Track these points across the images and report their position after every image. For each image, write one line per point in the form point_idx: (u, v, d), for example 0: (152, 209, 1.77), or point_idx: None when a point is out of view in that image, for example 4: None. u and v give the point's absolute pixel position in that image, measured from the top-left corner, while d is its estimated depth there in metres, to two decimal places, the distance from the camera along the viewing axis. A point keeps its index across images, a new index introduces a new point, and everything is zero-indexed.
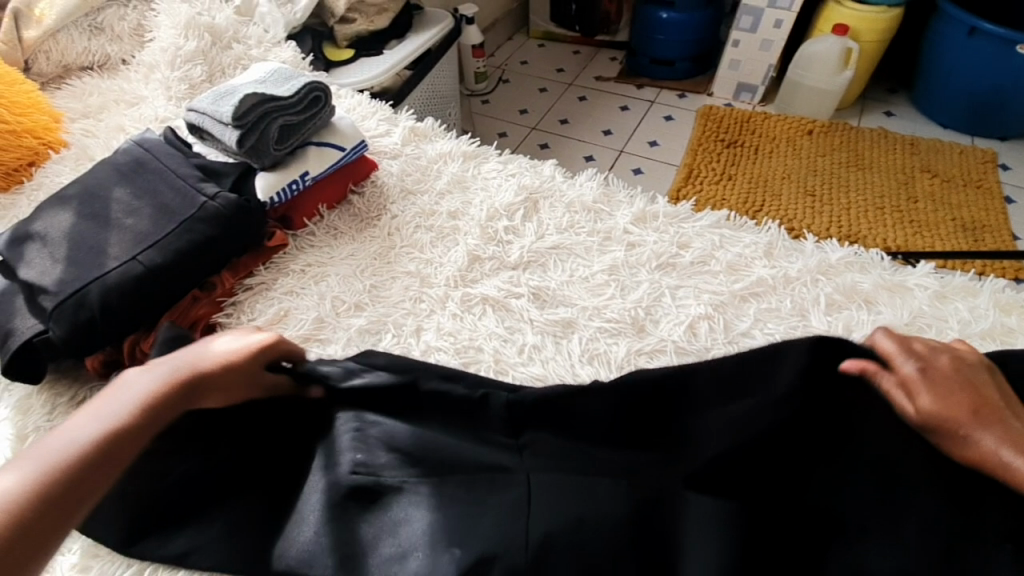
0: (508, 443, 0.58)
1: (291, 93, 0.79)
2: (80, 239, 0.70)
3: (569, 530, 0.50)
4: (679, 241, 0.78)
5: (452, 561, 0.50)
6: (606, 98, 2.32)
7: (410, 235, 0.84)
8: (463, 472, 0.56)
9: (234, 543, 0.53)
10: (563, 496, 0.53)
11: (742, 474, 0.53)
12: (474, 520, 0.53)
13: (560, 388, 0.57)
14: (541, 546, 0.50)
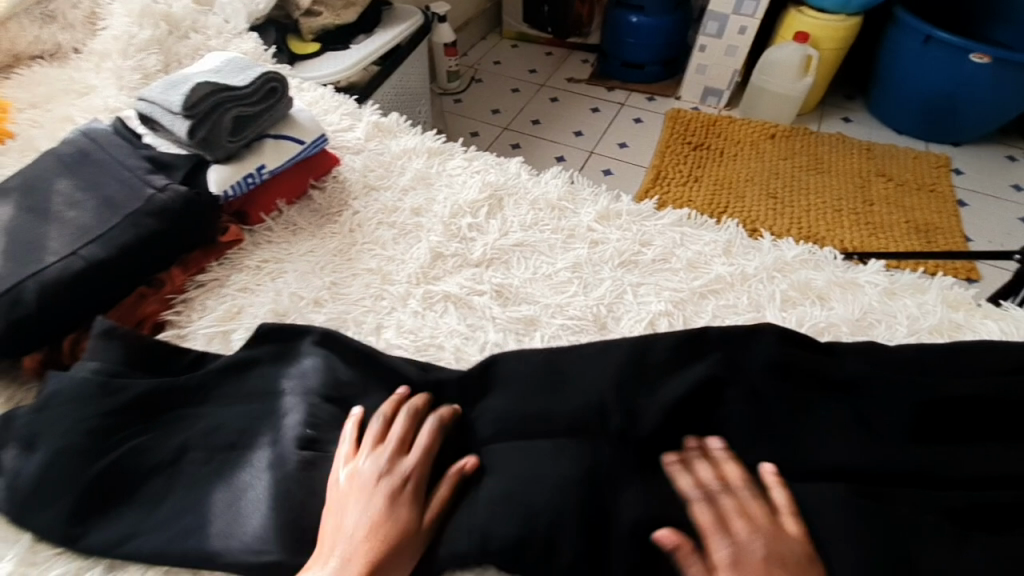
0: (455, 411, 0.60)
1: (246, 83, 0.76)
2: (17, 232, 0.66)
3: (510, 482, 0.52)
4: (642, 239, 0.78)
5: (399, 531, 0.50)
6: (577, 100, 2.34)
7: (371, 232, 0.82)
8: (405, 439, 0.57)
9: (175, 530, 0.52)
10: (503, 451, 0.55)
11: (671, 429, 0.57)
12: (419, 486, 0.53)
13: (507, 358, 0.63)
14: (484, 500, 0.51)
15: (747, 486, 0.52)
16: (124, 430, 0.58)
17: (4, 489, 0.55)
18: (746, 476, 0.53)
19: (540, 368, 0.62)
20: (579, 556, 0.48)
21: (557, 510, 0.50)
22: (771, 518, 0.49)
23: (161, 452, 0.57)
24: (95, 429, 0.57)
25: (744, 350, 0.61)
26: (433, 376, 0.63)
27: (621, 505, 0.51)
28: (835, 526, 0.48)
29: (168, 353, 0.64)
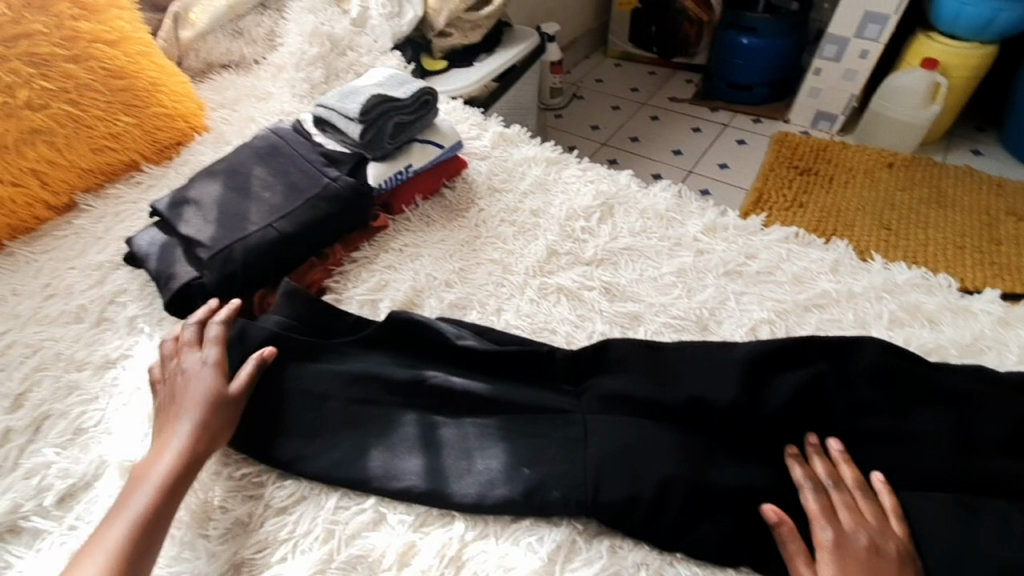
0: (567, 390, 0.69)
1: (406, 95, 0.90)
2: (226, 205, 0.82)
3: (620, 453, 0.60)
4: (747, 252, 0.83)
5: (524, 479, 0.60)
6: (679, 120, 2.36)
7: (494, 227, 0.92)
8: (525, 405, 0.67)
9: (339, 456, 0.64)
10: (613, 428, 0.63)
11: (763, 428, 0.64)
12: (539, 448, 0.63)
13: (615, 349, 0.70)
14: (598, 465, 0.60)
15: (859, 485, 0.59)
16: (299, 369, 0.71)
17: None
18: (860, 478, 0.60)
19: (646, 356, 0.69)
20: (677, 523, 0.57)
21: (662, 483, 0.57)
22: (874, 515, 0.57)
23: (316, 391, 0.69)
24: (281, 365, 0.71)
25: (843, 366, 0.66)
26: (548, 353, 0.71)
27: (718, 487, 0.58)
28: (934, 533, 0.55)
29: (331, 313, 0.76)
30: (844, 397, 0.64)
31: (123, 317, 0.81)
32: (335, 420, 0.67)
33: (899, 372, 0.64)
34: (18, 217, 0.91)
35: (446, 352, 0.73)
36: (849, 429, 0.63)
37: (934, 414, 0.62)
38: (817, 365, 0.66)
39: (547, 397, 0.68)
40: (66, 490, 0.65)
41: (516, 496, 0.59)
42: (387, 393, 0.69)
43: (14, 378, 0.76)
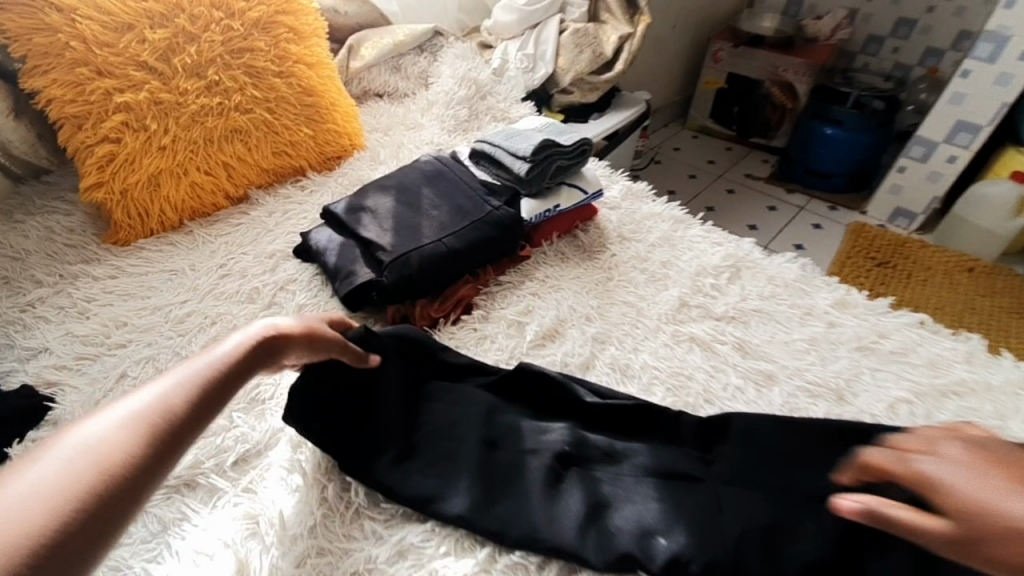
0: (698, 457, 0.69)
1: (570, 143, 1.00)
2: (401, 218, 0.91)
3: (761, 531, 0.60)
4: (878, 331, 0.88)
5: (667, 539, 0.59)
6: (755, 197, 2.44)
7: (627, 272, 0.99)
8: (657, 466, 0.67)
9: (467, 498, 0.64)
10: (749, 504, 0.63)
11: None
12: (678, 511, 0.62)
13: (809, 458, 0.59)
14: (738, 540, 0.59)
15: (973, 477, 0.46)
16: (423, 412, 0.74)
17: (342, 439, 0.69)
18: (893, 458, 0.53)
19: (774, 429, 0.70)
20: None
21: (803, 566, 0.57)
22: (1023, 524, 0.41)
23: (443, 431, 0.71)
24: (411, 405, 0.74)
25: None
26: (676, 418, 0.73)
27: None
28: None
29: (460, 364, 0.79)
30: None
31: (292, 304, 0.89)
32: (470, 464, 0.67)
33: None
34: (202, 202, 1.03)
35: (569, 412, 0.75)
36: None
37: None
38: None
39: (682, 461, 0.68)
40: (243, 454, 0.72)
41: (659, 560, 0.58)
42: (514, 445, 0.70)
43: (195, 344, 0.84)
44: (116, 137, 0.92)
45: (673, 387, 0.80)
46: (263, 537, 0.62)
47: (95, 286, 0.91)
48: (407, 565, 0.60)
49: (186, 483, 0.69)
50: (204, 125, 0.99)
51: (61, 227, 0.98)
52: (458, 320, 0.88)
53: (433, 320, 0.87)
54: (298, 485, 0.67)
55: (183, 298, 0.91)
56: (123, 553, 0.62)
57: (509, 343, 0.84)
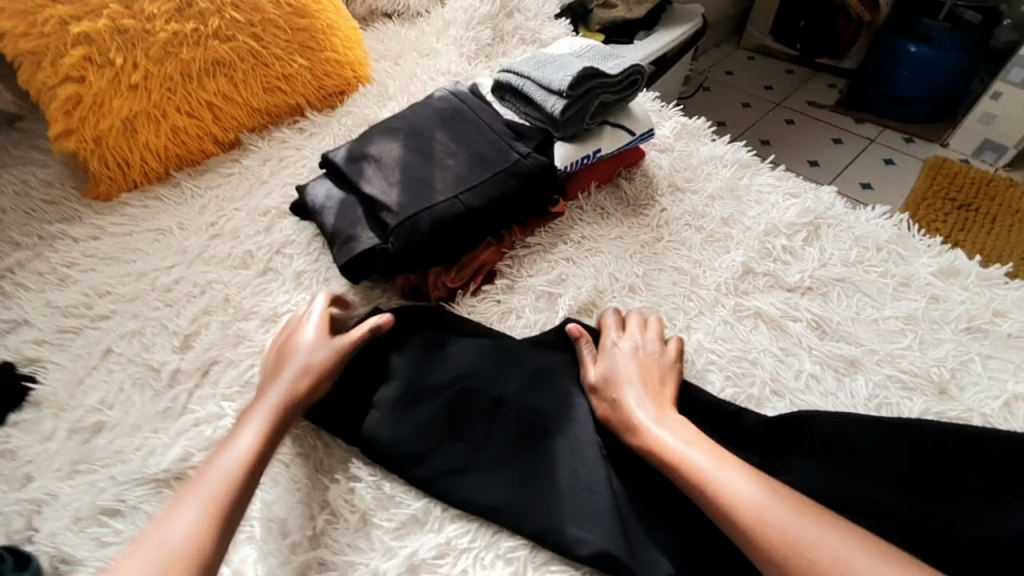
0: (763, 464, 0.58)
1: (617, 72, 0.81)
2: (410, 168, 0.76)
3: None
4: (995, 308, 0.71)
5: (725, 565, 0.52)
6: (817, 128, 2.16)
7: (678, 231, 0.83)
8: None
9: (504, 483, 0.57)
10: None
11: None
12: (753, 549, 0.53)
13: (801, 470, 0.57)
14: None
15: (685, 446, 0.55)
16: (455, 380, 0.63)
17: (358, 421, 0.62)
18: (639, 375, 0.62)
19: (863, 433, 0.58)
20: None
21: None
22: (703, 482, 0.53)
23: (476, 404, 0.62)
24: (439, 373, 0.64)
25: None
26: (737, 414, 0.61)
27: None
28: None
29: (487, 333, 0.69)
30: None
31: (290, 271, 0.78)
32: (498, 448, 0.59)
33: None
34: (188, 148, 0.90)
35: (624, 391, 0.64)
36: None
37: None
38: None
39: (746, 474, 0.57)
40: None
41: None
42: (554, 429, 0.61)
43: (183, 317, 0.75)
44: (78, 75, 0.81)
45: (734, 375, 0.67)
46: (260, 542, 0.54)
47: (75, 249, 0.82)
48: None
49: (177, 477, 0.62)
50: (178, 57, 0.87)
51: (38, 180, 0.88)
52: (479, 291, 0.75)
53: (449, 291, 0.74)
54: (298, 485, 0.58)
55: (171, 263, 0.81)
56: (110, 553, 0.57)
57: (537, 319, 0.71)
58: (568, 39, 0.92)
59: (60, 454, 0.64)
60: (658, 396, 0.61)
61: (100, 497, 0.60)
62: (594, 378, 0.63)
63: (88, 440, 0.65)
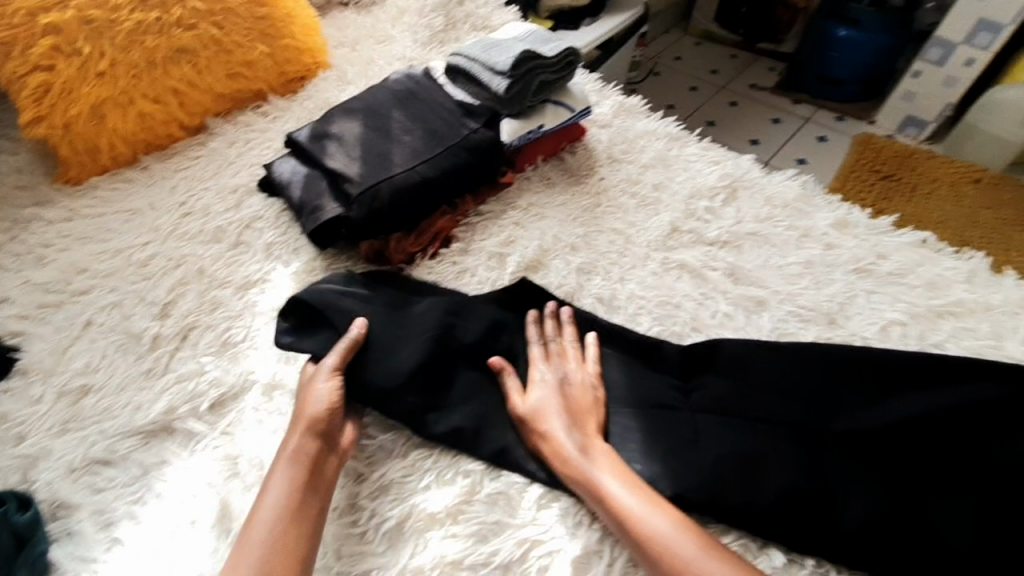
0: (678, 385, 0.68)
1: (553, 54, 0.90)
2: (369, 144, 0.84)
3: (741, 456, 0.60)
4: (878, 252, 0.83)
5: (642, 465, 0.61)
6: (758, 109, 2.30)
7: (615, 197, 0.93)
8: (633, 388, 0.68)
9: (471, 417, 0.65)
10: (729, 433, 0.62)
11: (895, 441, 0.61)
12: (664, 450, 0.62)
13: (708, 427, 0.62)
14: (716, 464, 0.60)
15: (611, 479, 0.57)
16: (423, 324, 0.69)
17: None
18: (565, 410, 0.64)
19: (761, 354, 0.68)
20: (810, 530, 0.56)
21: (782, 493, 0.57)
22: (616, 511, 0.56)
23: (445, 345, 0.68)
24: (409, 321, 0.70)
25: (1005, 389, 0.63)
26: (656, 346, 0.72)
27: (844, 502, 0.57)
28: None
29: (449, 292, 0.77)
30: (989, 423, 0.61)
31: (260, 243, 0.84)
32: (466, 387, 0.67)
33: (967, 389, 0.63)
34: (155, 133, 0.96)
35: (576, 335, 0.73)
36: (989, 450, 0.60)
37: None
38: (938, 390, 0.64)
39: (666, 392, 0.67)
40: (217, 398, 0.69)
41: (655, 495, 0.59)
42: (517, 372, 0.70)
43: (162, 288, 0.80)
44: (47, 64, 0.85)
45: (660, 316, 0.77)
46: (243, 479, 0.63)
47: (50, 230, 0.86)
48: (389, 499, 0.60)
49: (164, 428, 0.69)
50: (143, 46, 0.91)
51: (7, 167, 0.91)
52: (437, 254, 0.83)
53: (410, 255, 0.82)
54: (280, 429, 0.66)
55: (146, 240, 0.86)
56: (106, 496, 0.64)
57: (490, 276, 0.80)
58: (513, 25, 1.01)
59: (51, 416, 0.69)
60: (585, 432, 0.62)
61: (91, 449, 0.66)
62: (522, 411, 0.64)
63: (77, 402, 0.71)
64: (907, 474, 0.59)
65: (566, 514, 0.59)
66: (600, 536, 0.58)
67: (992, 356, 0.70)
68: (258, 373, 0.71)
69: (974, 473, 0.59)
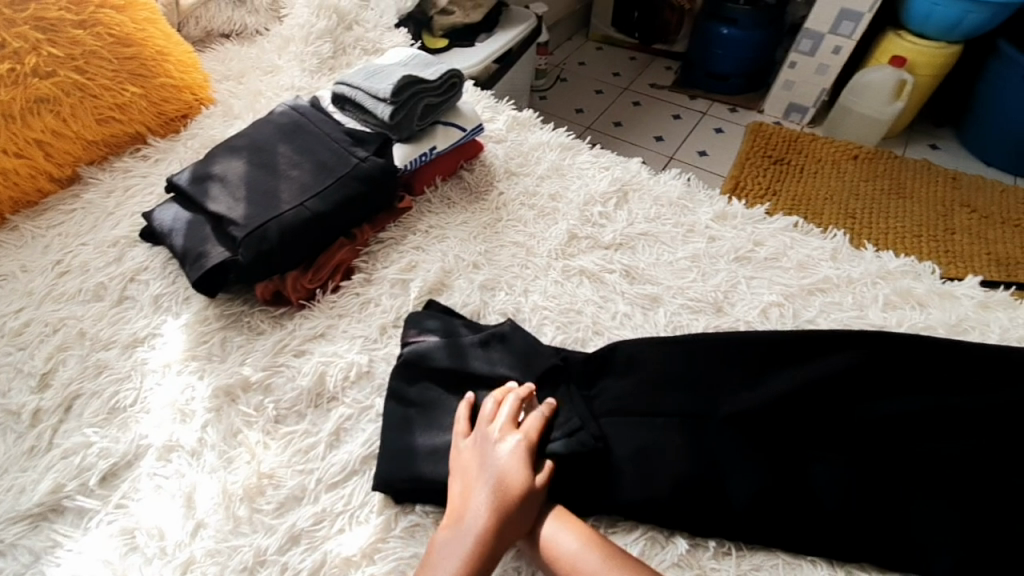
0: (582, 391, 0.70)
1: (435, 77, 0.91)
2: (254, 183, 0.81)
3: (639, 452, 0.64)
4: (755, 239, 0.90)
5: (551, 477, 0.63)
6: (659, 107, 2.41)
7: (515, 210, 0.95)
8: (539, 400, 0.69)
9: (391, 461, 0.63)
10: (628, 432, 0.66)
11: (776, 417, 0.66)
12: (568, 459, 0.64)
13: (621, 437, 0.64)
14: (615, 463, 0.63)
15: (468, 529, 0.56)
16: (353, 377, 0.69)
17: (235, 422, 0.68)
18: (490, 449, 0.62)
19: (654, 351, 0.72)
20: (702, 513, 0.60)
21: (675, 481, 0.61)
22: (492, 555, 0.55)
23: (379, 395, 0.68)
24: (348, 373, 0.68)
25: (867, 355, 0.69)
26: (561, 357, 0.73)
27: (731, 481, 0.62)
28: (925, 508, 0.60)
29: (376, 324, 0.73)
30: (855, 390, 0.68)
31: (146, 296, 0.80)
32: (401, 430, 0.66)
33: (837, 360, 0.69)
34: (22, 190, 0.89)
35: (505, 345, 0.72)
36: (858, 414, 0.66)
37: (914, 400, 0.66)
38: (807, 363, 0.70)
39: (573, 404, 0.67)
40: (107, 470, 0.65)
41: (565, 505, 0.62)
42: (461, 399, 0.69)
43: (39, 356, 0.74)
44: None
45: (563, 323, 0.80)
46: (143, 551, 0.59)
47: None
48: (301, 550, 0.58)
49: (55, 508, 0.63)
50: None
51: None
52: (338, 287, 0.82)
53: (310, 291, 0.81)
54: (180, 492, 0.62)
55: (15, 307, 0.79)
56: None
57: (394, 303, 0.80)
58: (398, 49, 1.02)
59: None
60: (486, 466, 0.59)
61: None
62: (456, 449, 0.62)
63: None
64: (786, 447, 0.64)
65: None
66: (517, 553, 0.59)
67: (856, 325, 0.78)
68: (152, 438, 0.67)
69: (841, 436, 0.65)
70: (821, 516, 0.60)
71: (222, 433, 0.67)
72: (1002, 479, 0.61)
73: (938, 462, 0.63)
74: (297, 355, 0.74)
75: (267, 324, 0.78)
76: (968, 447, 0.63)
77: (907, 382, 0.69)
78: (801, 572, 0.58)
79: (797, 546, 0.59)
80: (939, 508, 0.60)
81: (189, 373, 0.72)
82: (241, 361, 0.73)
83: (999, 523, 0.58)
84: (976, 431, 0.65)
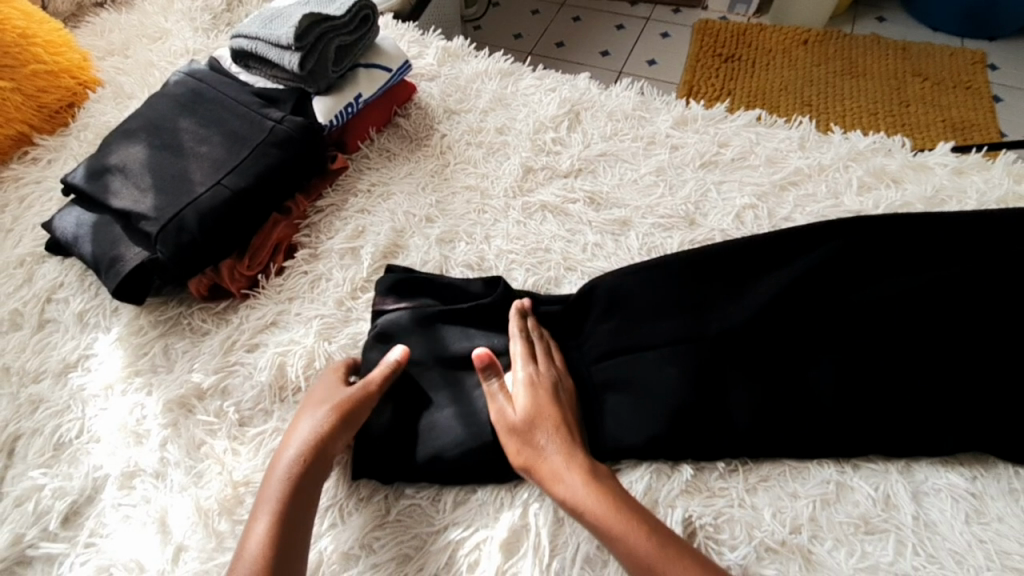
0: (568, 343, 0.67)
1: (342, 12, 0.80)
2: (159, 169, 0.72)
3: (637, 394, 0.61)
4: (719, 141, 0.85)
5: None
6: (601, 17, 2.22)
7: (462, 152, 0.87)
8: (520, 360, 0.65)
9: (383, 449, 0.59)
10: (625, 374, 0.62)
11: (765, 327, 0.63)
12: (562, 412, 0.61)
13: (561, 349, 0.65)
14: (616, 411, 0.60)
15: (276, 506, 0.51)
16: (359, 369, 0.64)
17: (196, 432, 0.62)
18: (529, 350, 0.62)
19: (633, 281, 0.68)
20: (707, 439, 0.58)
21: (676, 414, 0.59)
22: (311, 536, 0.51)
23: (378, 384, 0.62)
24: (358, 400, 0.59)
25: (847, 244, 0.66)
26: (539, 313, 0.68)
27: (730, 401, 0.59)
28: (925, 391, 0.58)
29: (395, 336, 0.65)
30: (841, 284, 0.65)
31: (68, 315, 0.71)
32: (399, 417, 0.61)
33: (819, 256, 0.66)
34: None
35: (486, 313, 0.67)
36: (847, 308, 0.63)
37: (900, 284, 0.64)
38: (792, 262, 0.67)
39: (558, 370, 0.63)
40: (68, 509, 0.58)
41: None
42: (445, 371, 0.63)
43: None
44: None
45: (532, 266, 0.74)
46: None
47: None
48: None
49: (20, 560, 0.57)
50: None
51: None
52: (282, 269, 0.74)
53: (251, 279, 0.73)
54: (151, 517, 0.57)
55: None
56: None
57: (347, 275, 0.73)
58: None
59: None
60: (321, 403, 0.58)
61: None
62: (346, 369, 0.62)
63: None
64: (779, 356, 0.61)
65: (485, 501, 0.57)
66: (523, 511, 0.56)
67: (834, 216, 0.74)
68: (107, 468, 0.60)
69: (835, 333, 0.62)
70: (823, 417, 0.58)
71: (185, 447, 0.61)
72: (996, 348, 0.60)
73: (931, 339, 0.61)
74: (250, 350, 0.68)
75: (211, 322, 0.71)
76: (962, 316, 0.62)
77: (894, 264, 0.66)
78: (810, 474, 0.57)
79: (802, 451, 0.58)
80: (938, 390, 0.58)
81: (135, 391, 0.65)
82: (191, 367, 0.67)
83: (995, 389, 0.58)
84: (972, 299, 0.62)
